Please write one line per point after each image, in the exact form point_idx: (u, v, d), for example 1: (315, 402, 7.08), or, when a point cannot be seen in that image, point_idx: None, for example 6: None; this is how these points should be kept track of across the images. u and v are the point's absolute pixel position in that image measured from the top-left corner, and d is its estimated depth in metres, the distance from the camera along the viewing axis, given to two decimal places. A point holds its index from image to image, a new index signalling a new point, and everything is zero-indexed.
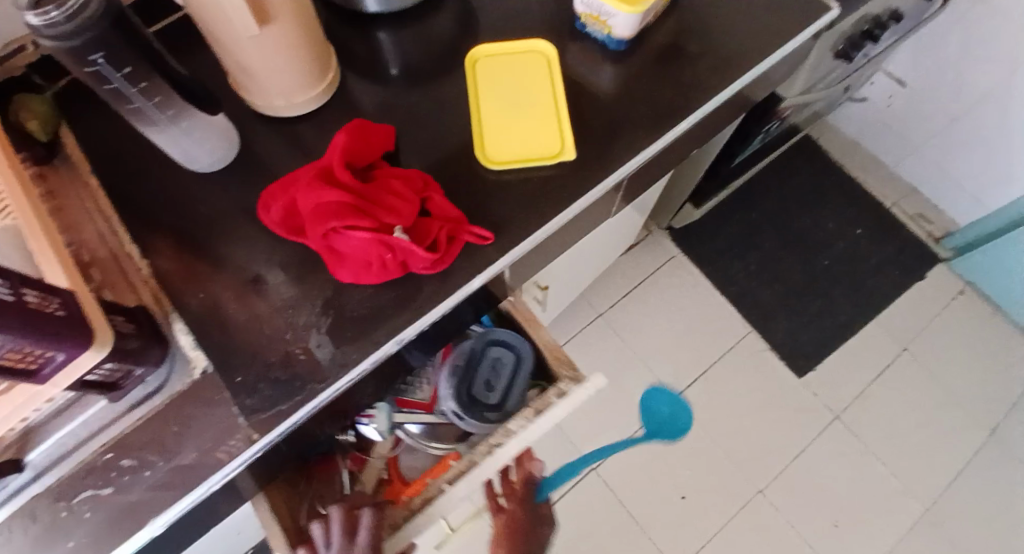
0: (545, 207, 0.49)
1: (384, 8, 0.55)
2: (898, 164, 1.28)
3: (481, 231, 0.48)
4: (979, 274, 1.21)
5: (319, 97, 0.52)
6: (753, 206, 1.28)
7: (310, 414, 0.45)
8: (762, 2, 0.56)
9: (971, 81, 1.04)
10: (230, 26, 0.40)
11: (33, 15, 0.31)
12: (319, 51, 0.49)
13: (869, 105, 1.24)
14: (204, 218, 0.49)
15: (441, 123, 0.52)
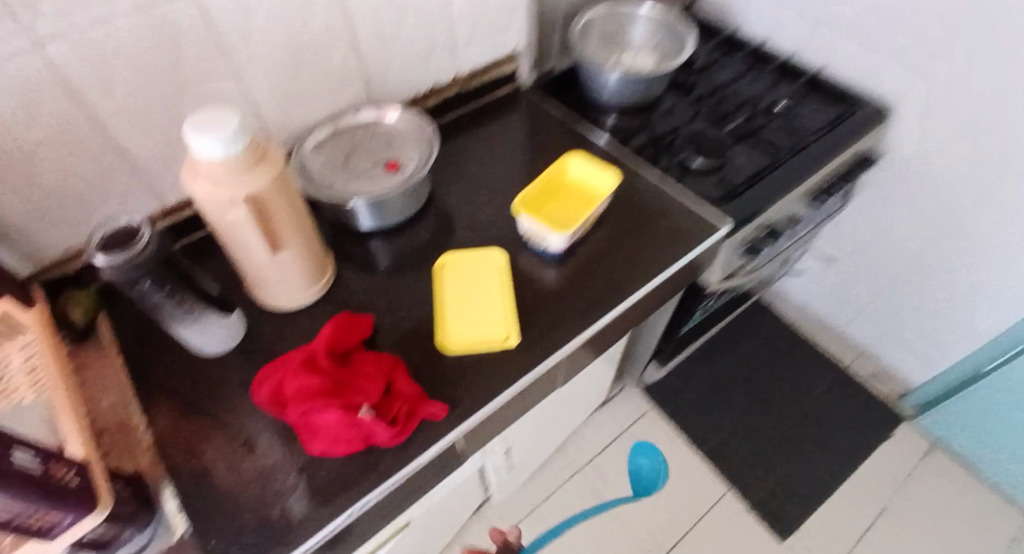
0: (493, 385, 0.58)
1: (378, 223, 0.71)
2: (847, 325, 1.28)
3: (437, 406, 0.55)
4: (944, 432, 1.20)
5: (314, 293, 0.65)
6: (717, 362, 1.34)
7: None
8: (667, 222, 0.73)
9: (885, 260, 1.10)
10: (247, 245, 0.56)
11: (104, 257, 0.49)
12: (316, 260, 0.64)
13: (805, 275, 1.29)
14: (208, 394, 0.60)
15: (412, 316, 0.64)
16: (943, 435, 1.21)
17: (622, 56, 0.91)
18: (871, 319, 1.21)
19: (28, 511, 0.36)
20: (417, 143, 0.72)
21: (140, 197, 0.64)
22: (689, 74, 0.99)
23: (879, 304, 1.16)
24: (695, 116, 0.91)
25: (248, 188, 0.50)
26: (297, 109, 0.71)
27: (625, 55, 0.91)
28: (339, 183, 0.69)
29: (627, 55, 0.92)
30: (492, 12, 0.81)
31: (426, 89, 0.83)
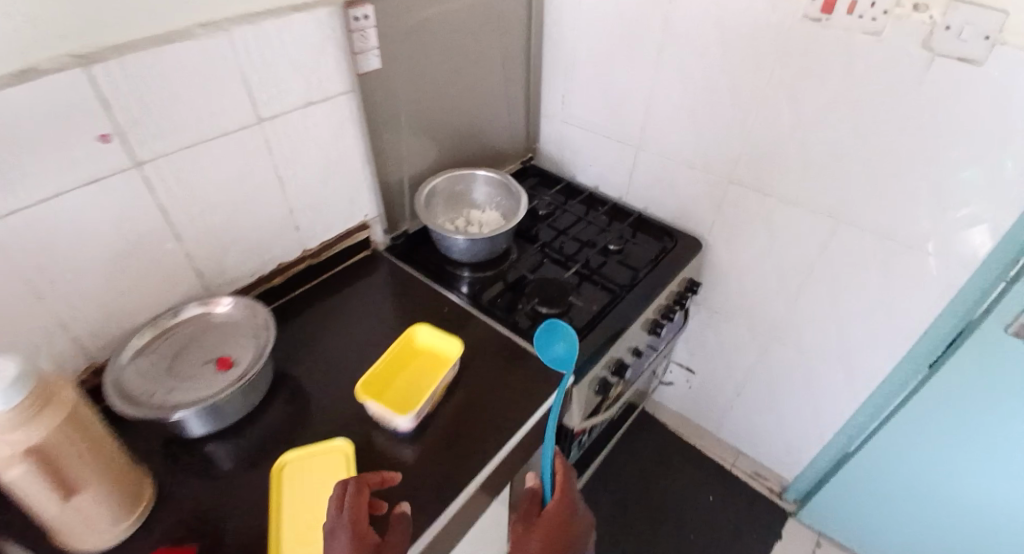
0: None
1: (211, 427, 0.65)
2: (719, 430, 1.38)
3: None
4: (823, 524, 1.26)
5: (132, 524, 0.57)
6: (612, 486, 1.35)
7: None
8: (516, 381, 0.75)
9: (736, 366, 1.22)
10: (38, 493, 0.49)
11: None
12: (131, 484, 0.57)
13: (675, 386, 1.39)
14: None
15: (247, 532, 0.58)
16: (824, 526, 1.26)
17: (469, 218, 1.02)
18: (738, 422, 1.32)
19: None
20: (254, 336, 0.71)
21: None
22: (531, 222, 1.11)
23: (741, 406, 1.28)
24: (539, 263, 1.02)
25: (27, 432, 0.46)
26: (115, 316, 0.66)
27: (471, 218, 1.02)
28: (163, 394, 0.64)
29: (474, 216, 1.02)
30: (337, 194, 0.85)
31: (271, 269, 0.81)
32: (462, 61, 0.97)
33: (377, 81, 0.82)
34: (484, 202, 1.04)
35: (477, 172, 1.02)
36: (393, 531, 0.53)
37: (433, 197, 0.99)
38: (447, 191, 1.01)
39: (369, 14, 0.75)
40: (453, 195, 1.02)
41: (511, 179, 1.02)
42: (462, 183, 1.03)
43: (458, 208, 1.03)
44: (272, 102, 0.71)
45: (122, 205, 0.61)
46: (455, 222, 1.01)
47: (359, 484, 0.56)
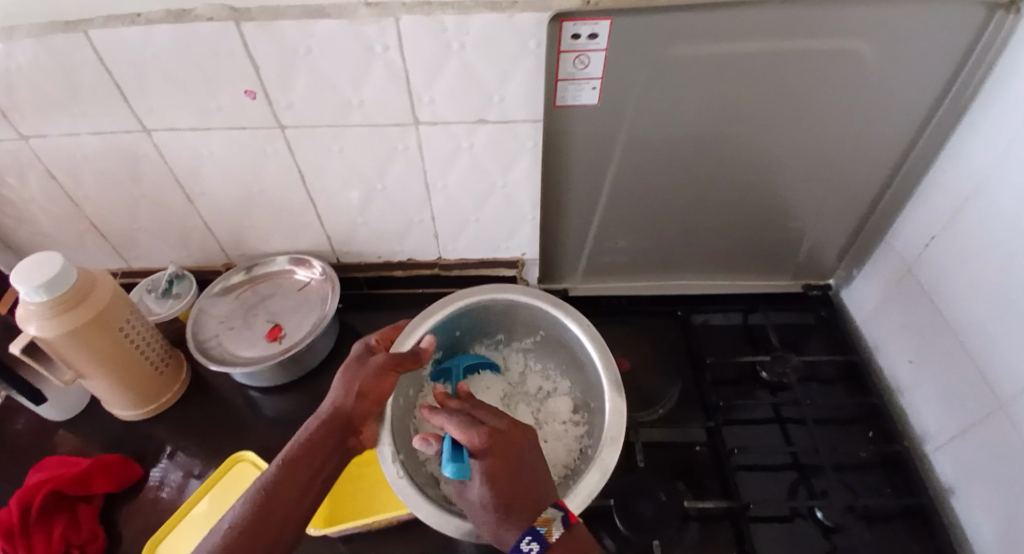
0: None
1: (252, 380, 0.69)
2: None
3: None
4: None
5: (148, 413, 0.68)
6: None
7: None
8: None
9: None
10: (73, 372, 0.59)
11: None
12: (151, 387, 0.66)
13: None
14: (22, 429, 0.68)
15: (191, 474, 0.64)
16: None
17: (540, 408, 0.67)
18: None
19: None
20: (314, 315, 0.72)
21: (103, 252, 0.76)
22: (735, 385, 0.74)
23: None
24: (681, 460, 0.67)
25: (55, 327, 0.53)
26: (247, 238, 0.74)
27: (542, 412, 0.67)
28: (219, 336, 0.69)
29: (554, 403, 0.67)
30: (491, 224, 0.72)
31: (401, 261, 0.78)
32: (754, 125, 0.64)
33: (591, 122, 0.61)
34: (590, 426, 0.63)
35: (611, 385, 0.59)
36: (376, 421, 0.56)
37: (531, 322, 0.69)
38: (558, 337, 0.68)
39: (601, 32, 0.52)
40: (573, 358, 0.67)
41: (603, 476, 0.53)
42: (585, 363, 0.64)
43: (567, 372, 0.69)
44: (434, 109, 0.59)
45: (259, 157, 0.64)
46: (537, 382, 0.70)
47: (378, 334, 0.62)
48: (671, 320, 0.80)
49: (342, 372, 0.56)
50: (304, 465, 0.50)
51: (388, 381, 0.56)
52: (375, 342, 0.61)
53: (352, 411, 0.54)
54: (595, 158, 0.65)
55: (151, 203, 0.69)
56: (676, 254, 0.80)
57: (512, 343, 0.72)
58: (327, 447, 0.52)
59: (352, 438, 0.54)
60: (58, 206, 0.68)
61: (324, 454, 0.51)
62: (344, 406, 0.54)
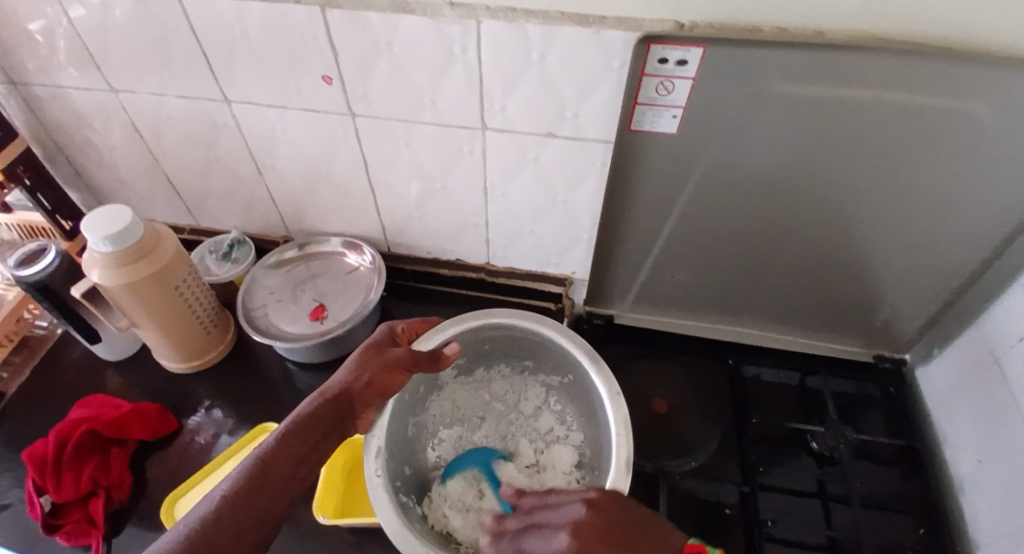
0: None
1: (291, 354, 0.71)
2: None
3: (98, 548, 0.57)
4: None
5: (190, 366, 0.71)
6: None
7: None
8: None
9: None
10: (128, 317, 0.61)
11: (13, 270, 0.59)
12: (196, 343, 0.68)
13: None
14: (84, 363, 0.74)
15: (221, 434, 0.67)
16: None
17: (542, 451, 0.66)
18: None
19: None
20: (357, 300, 0.72)
21: (176, 209, 0.80)
22: (779, 446, 0.69)
23: None
24: (707, 520, 0.62)
25: (119, 273, 0.56)
26: (306, 215, 0.75)
27: (543, 456, 0.65)
28: (267, 307, 0.71)
29: (557, 452, 0.65)
30: (544, 238, 0.70)
31: (449, 260, 0.78)
32: (846, 177, 0.58)
33: (665, 151, 0.57)
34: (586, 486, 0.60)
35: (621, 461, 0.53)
36: (373, 411, 0.56)
37: (556, 361, 0.66)
38: (581, 385, 0.64)
39: (690, 60, 0.49)
40: (588, 413, 0.63)
41: None
42: (599, 417, 0.60)
43: (580, 424, 0.65)
44: (503, 117, 0.57)
45: (327, 141, 0.65)
46: (550, 423, 0.68)
47: (404, 324, 0.61)
48: (720, 367, 0.76)
49: (358, 356, 0.56)
50: (302, 442, 0.49)
51: (398, 379, 0.56)
52: (399, 331, 0.60)
53: (356, 393, 0.54)
54: (662, 187, 0.61)
55: (223, 170, 0.72)
56: (735, 298, 0.75)
57: (536, 375, 0.69)
58: (327, 427, 0.51)
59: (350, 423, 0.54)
60: (140, 158, 0.73)
61: (323, 433, 0.51)
62: (350, 389, 0.53)
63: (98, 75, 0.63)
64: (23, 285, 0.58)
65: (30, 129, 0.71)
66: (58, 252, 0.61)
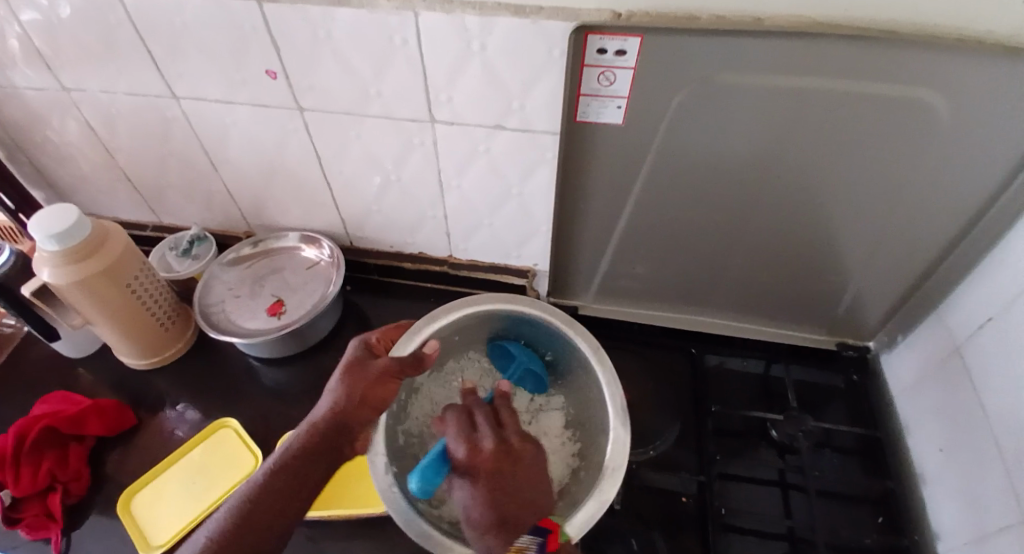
0: (126, 547, 0.58)
1: (252, 350, 0.71)
2: None
3: (58, 542, 0.58)
4: None
5: (152, 364, 0.71)
6: None
7: None
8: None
9: None
10: (86, 315, 0.61)
11: None
12: (157, 341, 0.69)
13: None
14: (50, 361, 0.74)
15: (182, 430, 0.67)
16: None
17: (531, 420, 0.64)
18: None
19: None
20: (318, 295, 0.72)
21: (138, 205, 0.80)
22: (739, 436, 0.69)
23: None
24: (664, 510, 0.63)
25: (73, 271, 0.56)
26: (267, 209, 0.75)
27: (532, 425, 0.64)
28: (224, 303, 0.72)
29: (546, 418, 0.64)
30: (504, 230, 0.70)
31: (410, 253, 0.78)
32: (799, 167, 0.57)
33: (615, 141, 0.57)
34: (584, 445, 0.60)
35: (618, 412, 0.54)
36: (370, 428, 0.52)
37: (536, 333, 0.64)
38: (564, 350, 0.63)
39: (630, 49, 0.48)
40: (574, 376, 0.63)
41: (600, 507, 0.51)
42: (587, 376, 0.60)
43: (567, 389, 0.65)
44: (451, 108, 0.57)
45: (280, 135, 0.64)
46: (529, 393, 0.66)
47: (379, 333, 0.58)
48: (683, 356, 0.76)
49: (341, 375, 0.52)
50: (293, 472, 0.48)
51: (389, 388, 0.52)
52: (376, 342, 0.57)
53: (348, 413, 0.50)
54: (616, 178, 0.61)
55: (180, 166, 0.71)
56: (699, 288, 0.74)
57: (510, 350, 0.67)
58: (316, 456, 0.49)
59: (347, 446, 0.51)
60: (97, 154, 0.72)
61: (311, 463, 0.49)
62: (339, 411, 0.50)
63: (44, 72, 0.62)
64: None
65: None
66: (9, 253, 0.61)
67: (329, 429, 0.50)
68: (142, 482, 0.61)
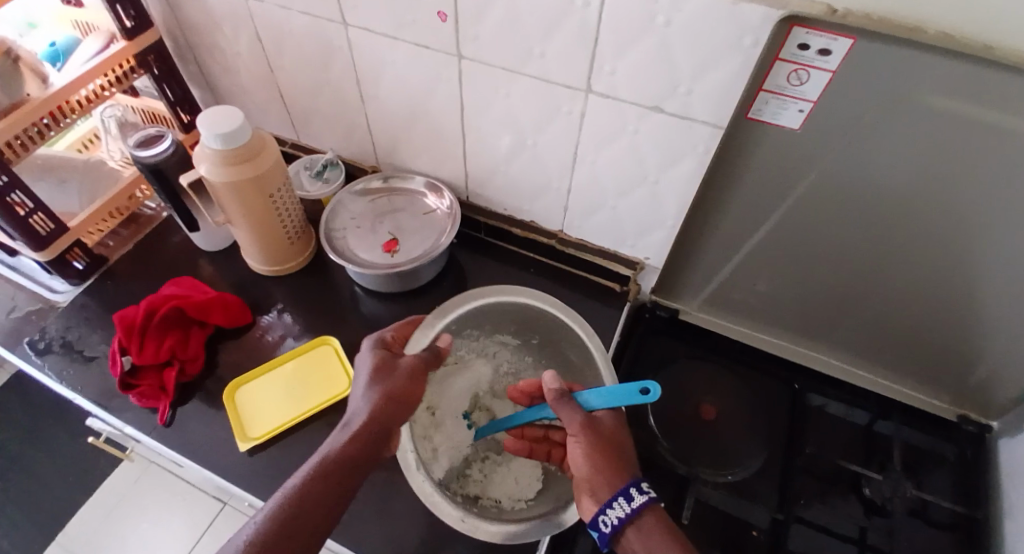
0: (221, 434, 0.62)
1: (361, 280, 0.73)
2: None
3: (163, 415, 0.63)
4: None
5: (268, 271, 0.75)
6: None
7: (51, 358, 0.70)
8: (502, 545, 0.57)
9: None
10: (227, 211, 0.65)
11: (132, 148, 0.65)
12: (280, 252, 0.72)
13: None
14: (180, 249, 0.80)
15: (282, 340, 0.71)
16: None
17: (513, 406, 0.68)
18: None
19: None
20: (432, 242, 0.74)
21: (282, 122, 0.84)
22: (827, 483, 0.65)
23: None
24: (729, 537, 0.60)
25: (230, 171, 0.59)
26: (400, 149, 0.77)
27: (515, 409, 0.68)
28: (346, 231, 0.75)
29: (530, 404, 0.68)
30: (626, 216, 0.67)
31: (523, 220, 0.77)
32: (983, 214, 0.51)
33: (782, 146, 0.53)
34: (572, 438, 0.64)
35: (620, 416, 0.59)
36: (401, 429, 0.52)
37: (532, 320, 0.69)
38: (554, 333, 0.68)
39: (836, 51, 0.44)
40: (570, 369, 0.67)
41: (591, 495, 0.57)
42: (576, 350, 0.66)
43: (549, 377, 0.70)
44: (611, 81, 0.54)
45: (430, 79, 0.65)
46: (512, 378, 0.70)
47: (392, 333, 0.60)
48: (783, 388, 0.72)
49: (370, 379, 0.53)
50: (340, 474, 0.45)
51: (418, 384, 0.54)
52: (390, 341, 0.59)
53: (388, 415, 0.50)
54: (766, 186, 0.57)
55: (330, 92, 0.74)
56: (816, 319, 0.70)
57: (494, 334, 0.71)
58: (365, 456, 0.47)
59: (387, 447, 0.50)
60: (256, 66, 0.76)
61: (356, 463, 0.46)
62: (379, 408, 0.50)
63: None
64: (140, 164, 0.64)
65: (165, 21, 0.76)
66: (173, 140, 0.66)
67: (364, 428, 0.48)
68: (245, 379, 0.66)
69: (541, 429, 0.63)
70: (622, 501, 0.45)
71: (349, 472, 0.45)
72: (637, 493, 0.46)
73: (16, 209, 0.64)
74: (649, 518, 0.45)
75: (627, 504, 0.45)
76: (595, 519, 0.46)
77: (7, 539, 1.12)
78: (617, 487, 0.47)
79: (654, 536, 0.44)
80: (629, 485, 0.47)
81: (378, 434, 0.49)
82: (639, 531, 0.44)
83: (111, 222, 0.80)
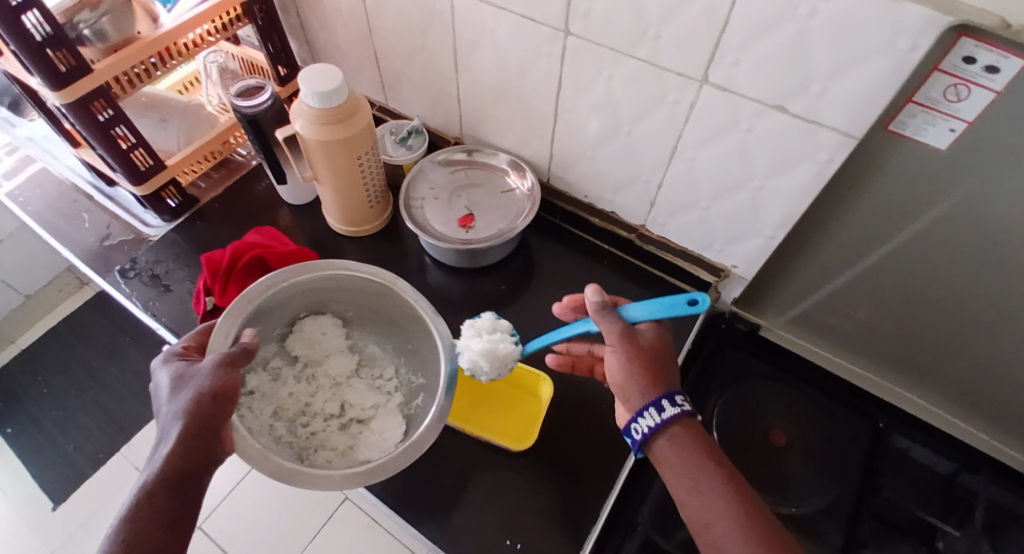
0: None
1: (433, 251, 0.73)
2: None
3: None
4: None
5: (343, 231, 0.76)
6: None
7: (141, 288, 0.74)
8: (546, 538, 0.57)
9: None
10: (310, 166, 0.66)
11: (233, 94, 0.66)
12: (358, 215, 0.73)
13: None
14: (265, 198, 0.83)
15: None
16: None
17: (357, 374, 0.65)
18: None
19: (103, 146, 0.67)
20: (507, 223, 0.73)
21: (374, 84, 0.84)
22: (900, 533, 0.62)
23: None
24: None
25: (317, 129, 0.60)
26: (488, 123, 0.75)
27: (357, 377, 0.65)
28: (425, 201, 0.75)
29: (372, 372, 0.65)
30: (719, 220, 0.63)
31: (603, 210, 0.75)
32: None
33: (917, 167, 0.48)
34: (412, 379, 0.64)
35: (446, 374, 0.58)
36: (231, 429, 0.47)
37: (352, 290, 0.65)
38: (370, 296, 0.66)
39: (1006, 69, 0.39)
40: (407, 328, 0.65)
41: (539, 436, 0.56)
42: (393, 306, 0.65)
43: (374, 334, 0.68)
44: (730, 73, 0.50)
45: (529, 54, 0.62)
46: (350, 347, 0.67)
47: (191, 340, 0.52)
48: (866, 427, 0.68)
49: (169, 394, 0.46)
50: (168, 496, 0.41)
51: (235, 377, 0.48)
52: (186, 349, 0.51)
53: (200, 419, 0.44)
54: (889, 207, 0.52)
55: (426, 57, 0.72)
56: (911, 357, 0.64)
57: (315, 318, 0.66)
58: (188, 469, 0.42)
59: (221, 448, 0.45)
60: (356, 25, 0.75)
61: (186, 477, 0.42)
62: (192, 416, 0.44)
63: None
64: (238, 114, 0.65)
65: None
66: (269, 90, 0.67)
67: (187, 438, 0.43)
68: None
69: (586, 345, 0.61)
70: (653, 412, 0.44)
71: (178, 498, 0.41)
72: (670, 405, 0.44)
73: (119, 142, 0.68)
74: (680, 429, 0.43)
75: (659, 414, 0.43)
76: (627, 426, 0.45)
77: (82, 447, 1.22)
78: (649, 398, 0.45)
79: (684, 445, 0.43)
80: (661, 396, 0.44)
81: (202, 440, 0.44)
82: (670, 441, 0.43)
83: (205, 165, 0.83)
